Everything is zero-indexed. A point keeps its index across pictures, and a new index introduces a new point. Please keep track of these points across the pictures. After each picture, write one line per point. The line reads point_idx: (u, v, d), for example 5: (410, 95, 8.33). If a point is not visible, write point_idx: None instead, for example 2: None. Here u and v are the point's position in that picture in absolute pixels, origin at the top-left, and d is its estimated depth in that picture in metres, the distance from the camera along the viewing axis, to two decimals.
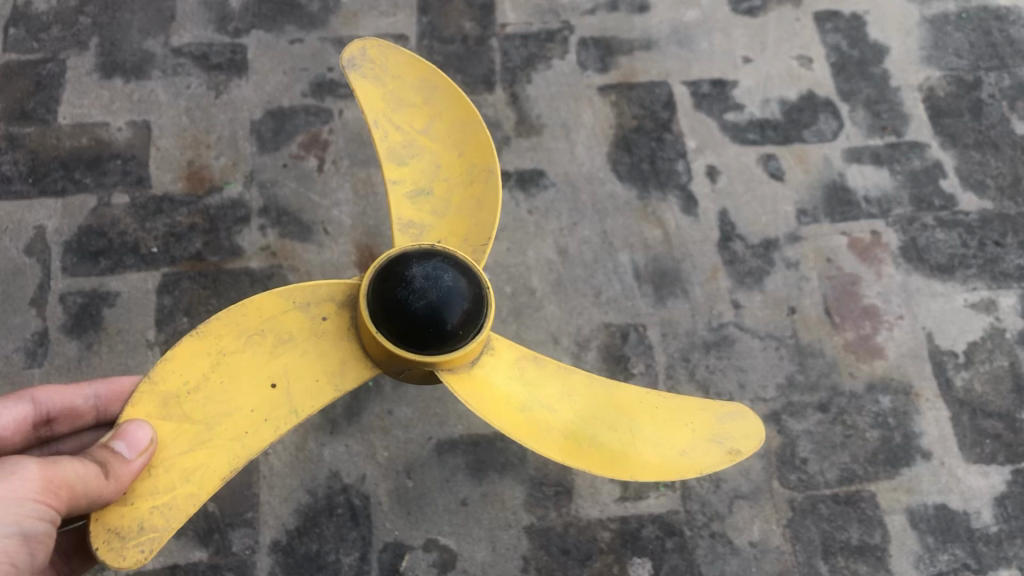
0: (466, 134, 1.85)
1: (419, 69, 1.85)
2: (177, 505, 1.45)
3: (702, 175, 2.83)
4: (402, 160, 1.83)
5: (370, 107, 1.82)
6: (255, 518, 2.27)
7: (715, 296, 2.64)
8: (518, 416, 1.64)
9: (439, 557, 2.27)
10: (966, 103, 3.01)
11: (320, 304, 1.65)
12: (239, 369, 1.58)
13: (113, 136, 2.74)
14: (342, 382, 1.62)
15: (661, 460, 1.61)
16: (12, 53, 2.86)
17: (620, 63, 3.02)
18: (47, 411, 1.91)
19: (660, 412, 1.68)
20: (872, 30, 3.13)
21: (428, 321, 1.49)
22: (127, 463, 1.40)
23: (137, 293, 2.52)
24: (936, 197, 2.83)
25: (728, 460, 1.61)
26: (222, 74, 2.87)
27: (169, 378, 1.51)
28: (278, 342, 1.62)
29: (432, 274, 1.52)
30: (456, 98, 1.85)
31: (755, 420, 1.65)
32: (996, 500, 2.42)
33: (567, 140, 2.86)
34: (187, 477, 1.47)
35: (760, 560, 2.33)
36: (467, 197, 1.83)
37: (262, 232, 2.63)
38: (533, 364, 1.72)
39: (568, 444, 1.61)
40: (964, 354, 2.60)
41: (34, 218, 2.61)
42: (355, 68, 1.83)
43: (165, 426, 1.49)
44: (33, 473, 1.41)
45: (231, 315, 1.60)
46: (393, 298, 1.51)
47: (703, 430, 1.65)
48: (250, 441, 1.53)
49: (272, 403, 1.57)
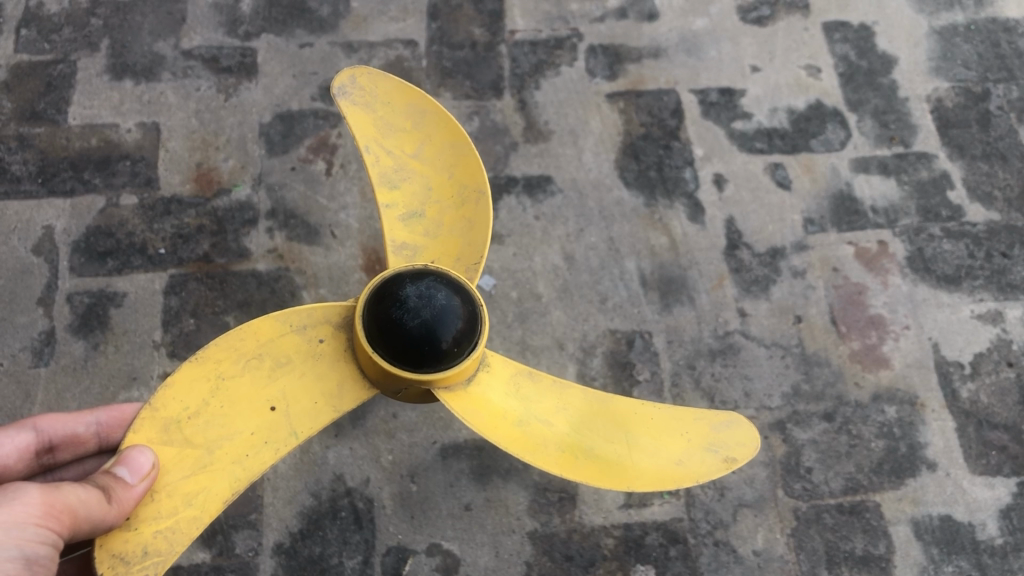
0: (456, 157, 1.84)
1: (407, 95, 1.84)
2: (180, 529, 1.45)
3: (709, 183, 2.83)
4: (393, 183, 1.81)
5: (360, 133, 1.80)
6: (258, 520, 2.27)
7: (720, 304, 2.64)
8: (514, 431, 1.62)
9: (442, 561, 2.26)
10: (974, 114, 3.02)
11: (317, 327, 1.64)
12: (238, 394, 1.56)
13: (123, 137, 2.75)
14: (341, 403, 1.59)
15: (657, 471, 1.60)
16: (23, 54, 2.88)
17: (628, 70, 3.03)
18: (50, 440, 1.91)
19: (655, 424, 1.67)
20: (880, 41, 3.14)
21: (422, 339, 1.48)
22: (129, 488, 1.39)
23: (144, 294, 2.52)
24: (943, 208, 2.83)
25: (724, 468, 1.60)
26: (232, 77, 2.89)
27: (170, 404, 1.51)
28: (276, 366, 1.60)
29: (426, 292, 1.51)
30: (445, 122, 1.84)
31: (751, 427, 1.65)
32: (1001, 512, 2.41)
33: (575, 147, 2.87)
34: (188, 501, 1.46)
35: (764, 568, 2.32)
36: (459, 218, 1.81)
37: (269, 235, 2.64)
38: (528, 380, 1.72)
39: (565, 457, 1.60)
40: (970, 365, 2.60)
41: (43, 218, 2.61)
42: (344, 94, 1.81)
43: (166, 451, 1.48)
44: (35, 496, 1.41)
45: (227, 341, 1.59)
46: (387, 317, 1.50)
47: (698, 439, 1.64)
48: (250, 463, 1.52)
49: (270, 426, 1.56)
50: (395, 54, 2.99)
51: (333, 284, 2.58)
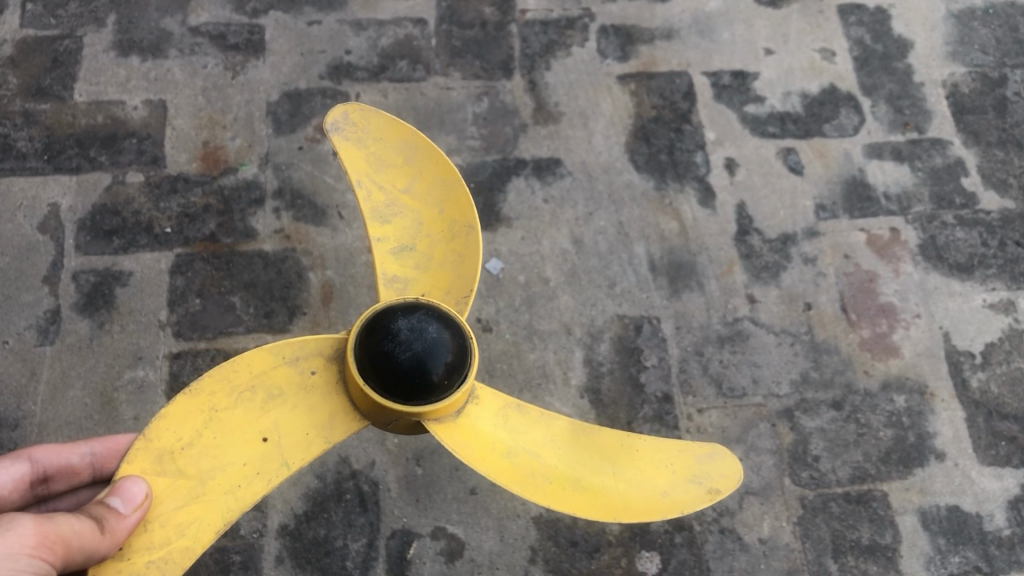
0: (447, 193, 1.80)
1: (399, 130, 1.80)
2: (172, 559, 1.43)
3: (721, 167, 2.80)
4: (384, 218, 1.78)
5: (353, 169, 1.77)
6: (263, 502, 2.27)
7: (730, 290, 2.62)
8: (503, 463, 1.60)
9: (447, 545, 2.26)
10: (991, 100, 2.98)
11: (309, 358, 1.61)
12: (231, 425, 1.54)
13: (129, 115, 2.73)
14: (333, 434, 1.56)
15: (643, 501, 1.57)
16: (29, 29, 2.85)
17: (641, 51, 2.99)
18: (44, 470, 1.90)
19: (642, 455, 1.64)
20: (896, 24, 3.10)
21: (413, 372, 1.46)
22: (122, 518, 1.39)
23: (150, 273, 2.51)
24: (957, 195, 2.80)
25: (709, 500, 1.58)
26: (239, 55, 2.86)
27: (164, 435, 1.49)
28: (268, 398, 1.57)
29: (417, 325, 1.49)
30: (437, 158, 1.81)
31: (735, 459, 1.62)
32: (1009, 503, 2.39)
33: (585, 129, 2.84)
34: (181, 531, 1.45)
35: (769, 556, 2.30)
36: (448, 253, 1.78)
37: (276, 215, 2.62)
38: (517, 412, 1.68)
39: (552, 488, 1.58)
40: (981, 355, 2.58)
41: (48, 195, 2.60)
42: (337, 130, 1.78)
43: (159, 482, 1.47)
44: (28, 527, 1.42)
45: (221, 371, 1.57)
46: (378, 350, 1.48)
47: (684, 471, 1.62)
48: (242, 494, 1.50)
49: (263, 458, 1.53)
50: (405, 33, 2.95)
51: (339, 265, 2.56)
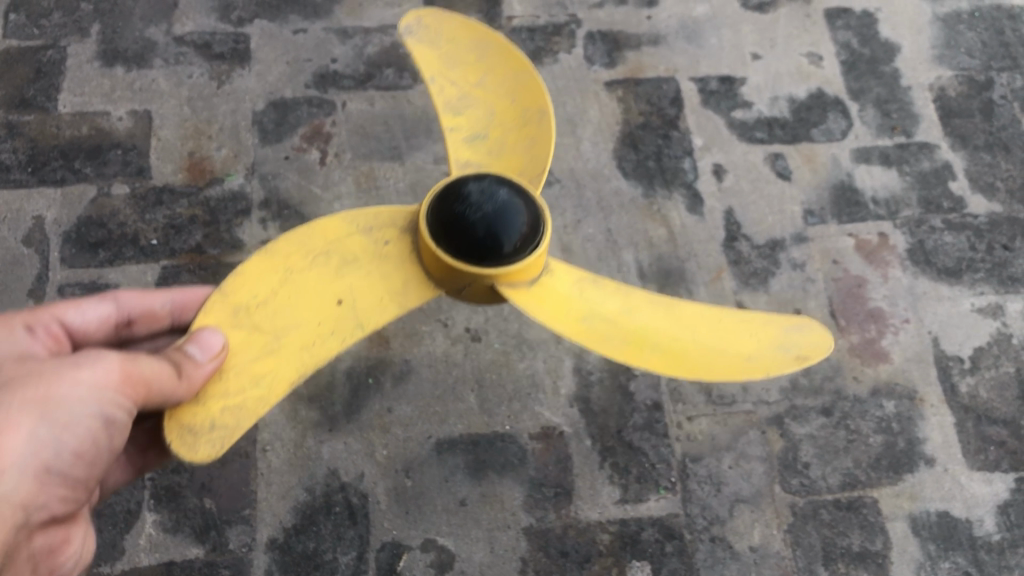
0: (519, 84, 1.80)
1: (470, 30, 1.82)
2: (245, 407, 1.44)
3: (708, 173, 2.80)
4: (457, 110, 1.80)
5: (425, 67, 1.80)
6: (252, 516, 2.26)
7: (719, 297, 2.61)
8: (580, 327, 1.60)
9: (436, 557, 2.25)
10: (978, 103, 2.98)
11: (383, 228, 1.61)
12: (306, 286, 1.55)
13: (114, 125, 2.71)
14: (407, 301, 1.56)
15: (726, 363, 1.55)
16: (12, 39, 2.84)
17: (627, 57, 2.99)
18: (128, 314, 1.88)
19: (726, 323, 1.60)
20: (883, 28, 3.10)
21: (486, 235, 1.45)
22: (198, 366, 1.39)
23: (136, 285, 2.49)
24: (944, 199, 2.80)
25: (796, 364, 1.54)
26: (225, 64, 2.84)
27: (239, 291, 1.51)
28: (343, 263, 1.58)
29: (487, 189, 1.49)
30: (508, 52, 1.82)
31: (824, 330, 1.57)
32: (999, 508, 2.40)
33: (573, 136, 2.83)
34: (256, 382, 1.46)
35: (759, 565, 2.30)
36: (522, 137, 1.78)
37: (263, 225, 2.60)
38: (594, 284, 1.66)
39: (630, 351, 1.57)
40: (970, 359, 2.58)
41: (33, 208, 2.58)
42: (411, 34, 1.81)
43: (235, 334, 1.48)
44: (115, 364, 1.45)
45: (299, 235, 1.58)
46: (450, 214, 1.48)
47: (769, 338, 1.57)
48: (318, 351, 1.50)
49: (338, 319, 1.53)
50: (391, 40, 2.94)
51: None
